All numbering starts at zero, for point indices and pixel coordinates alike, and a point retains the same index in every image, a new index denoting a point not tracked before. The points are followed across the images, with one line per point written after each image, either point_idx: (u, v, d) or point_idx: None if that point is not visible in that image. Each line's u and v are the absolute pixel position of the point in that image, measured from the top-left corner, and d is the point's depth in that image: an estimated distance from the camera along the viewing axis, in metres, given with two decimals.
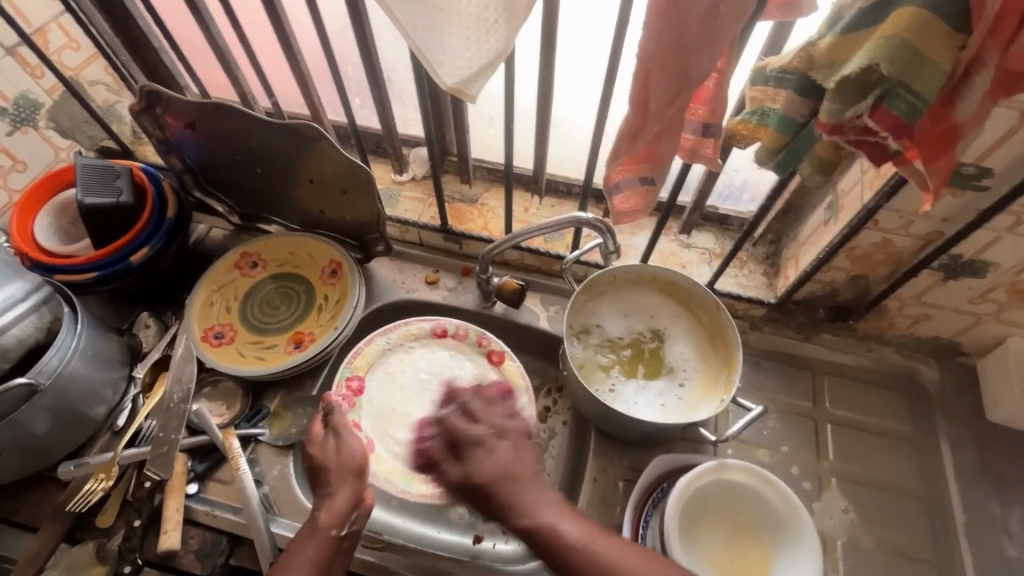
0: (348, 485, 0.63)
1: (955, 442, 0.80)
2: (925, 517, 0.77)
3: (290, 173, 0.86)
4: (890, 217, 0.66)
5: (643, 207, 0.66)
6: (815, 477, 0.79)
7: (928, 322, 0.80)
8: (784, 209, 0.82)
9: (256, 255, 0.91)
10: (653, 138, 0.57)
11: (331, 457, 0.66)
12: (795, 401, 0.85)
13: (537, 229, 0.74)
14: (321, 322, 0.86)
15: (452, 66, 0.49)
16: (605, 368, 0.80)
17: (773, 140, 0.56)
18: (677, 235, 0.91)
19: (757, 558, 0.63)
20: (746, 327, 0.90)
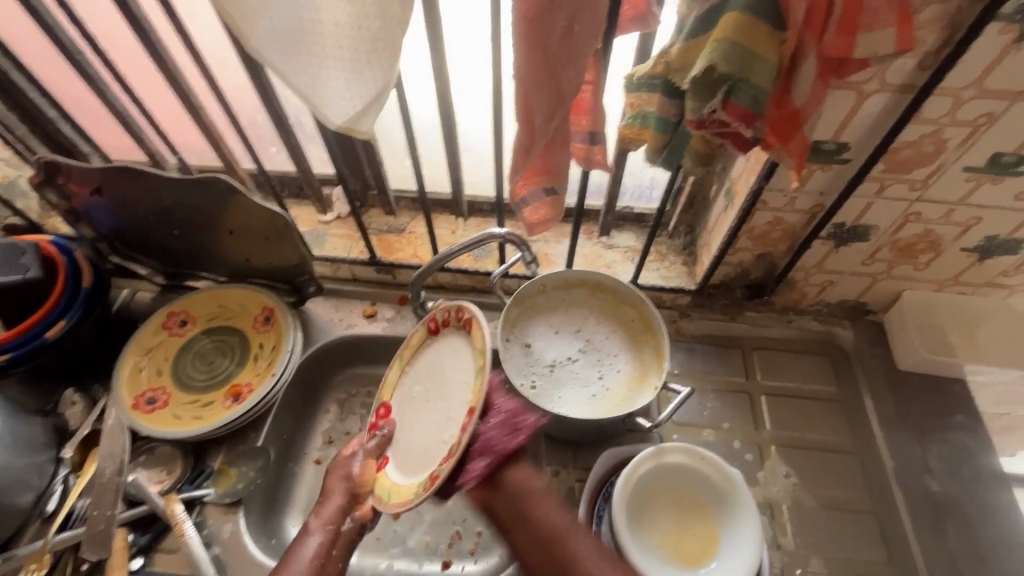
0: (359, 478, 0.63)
1: (874, 393, 0.86)
2: (860, 469, 0.82)
3: (208, 227, 0.86)
4: (776, 196, 0.71)
5: (552, 217, 0.70)
6: (756, 448, 0.83)
7: (833, 287, 0.87)
8: (688, 201, 0.88)
9: (184, 313, 0.89)
10: (545, 151, 0.61)
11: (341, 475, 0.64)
12: (728, 378, 0.90)
13: (457, 249, 0.75)
14: (259, 370, 0.85)
15: (338, 108, 0.51)
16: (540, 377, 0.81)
17: (656, 140, 0.60)
18: (599, 238, 0.96)
19: (706, 534, 0.66)
20: (675, 315, 0.94)
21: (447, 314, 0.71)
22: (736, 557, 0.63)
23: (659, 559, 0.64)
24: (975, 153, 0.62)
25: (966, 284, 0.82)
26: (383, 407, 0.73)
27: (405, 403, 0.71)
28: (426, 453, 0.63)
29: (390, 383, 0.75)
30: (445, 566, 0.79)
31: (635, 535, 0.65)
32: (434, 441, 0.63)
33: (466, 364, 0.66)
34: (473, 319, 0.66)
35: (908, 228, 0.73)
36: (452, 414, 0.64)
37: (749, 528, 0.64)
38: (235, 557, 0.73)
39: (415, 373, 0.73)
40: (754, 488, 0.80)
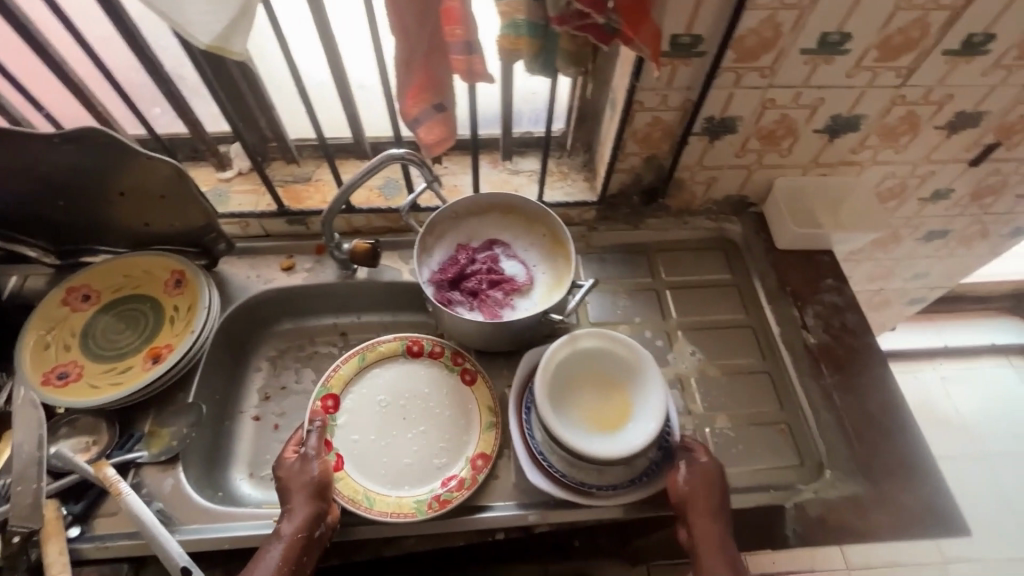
0: (317, 483, 0.70)
1: (761, 273, 0.97)
2: (754, 338, 0.93)
3: (96, 192, 0.82)
4: (650, 96, 0.78)
5: (447, 134, 0.72)
6: (665, 334, 0.92)
7: (717, 183, 0.96)
8: (580, 117, 0.94)
9: (86, 286, 0.85)
10: (426, 63, 0.63)
11: (296, 475, 0.71)
12: (636, 279, 0.98)
13: (355, 179, 0.77)
14: (177, 331, 0.83)
15: (205, 24, 0.51)
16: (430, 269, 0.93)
17: (531, 46, 0.64)
18: (505, 165, 1.00)
19: (623, 404, 0.73)
20: (584, 230, 1.01)
21: (438, 351, 0.88)
22: (646, 418, 0.70)
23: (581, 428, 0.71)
24: (808, 33, 0.71)
25: (825, 165, 0.93)
26: (330, 398, 0.82)
27: (376, 415, 0.83)
28: (408, 468, 0.79)
29: (342, 377, 0.83)
30: None
31: (559, 414, 0.71)
32: (419, 457, 0.80)
33: (457, 414, 0.84)
34: (478, 379, 0.85)
35: (767, 115, 0.82)
36: (439, 446, 0.81)
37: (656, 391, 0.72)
38: (180, 508, 0.73)
39: (372, 381, 0.85)
40: (666, 368, 0.89)
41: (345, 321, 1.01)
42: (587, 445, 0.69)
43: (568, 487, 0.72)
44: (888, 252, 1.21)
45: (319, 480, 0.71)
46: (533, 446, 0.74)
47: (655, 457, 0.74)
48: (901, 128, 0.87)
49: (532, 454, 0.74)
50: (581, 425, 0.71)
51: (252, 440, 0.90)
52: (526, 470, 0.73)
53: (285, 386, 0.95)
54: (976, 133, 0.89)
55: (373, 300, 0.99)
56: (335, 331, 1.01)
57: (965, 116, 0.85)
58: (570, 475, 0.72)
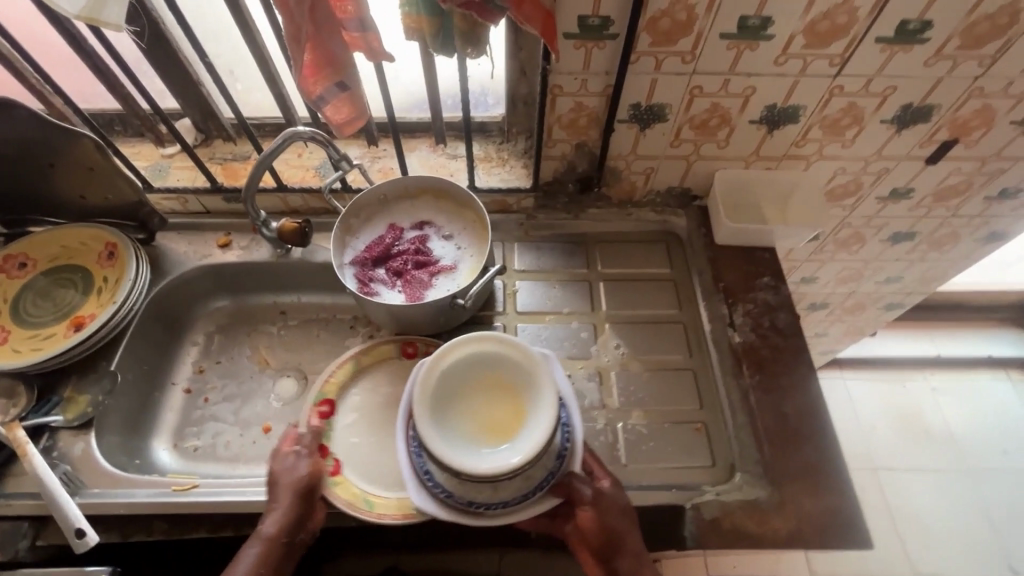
0: (306, 483, 0.72)
1: (699, 269, 0.94)
2: (684, 335, 0.90)
3: (30, 163, 0.84)
4: (568, 80, 0.76)
5: (356, 114, 0.73)
6: (591, 326, 0.91)
7: (657, 174, 0.93)
8: (517, 102, 0.92)
9: (23, 255, 0.88)
10: (318, 40, 0.63)
11: (284, 474, 0.72)
12: (570, 269, 0.97)
13: (264, 156, 0.77)
14: (103, 303, 0.85)
15: None
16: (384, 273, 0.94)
17: (432, 25, 0.63)
18: (445, 150, 0.99)
19: (510, 412, 0.72)
20: (522, 218, 1.00)
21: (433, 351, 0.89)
22: (535, 426, 0.69)
23: (465, 439, 0.70)
24: (725, 16, 0.67)
25: (768, 158, 0.89)
26: (325, 403, 0.83)
27: (376, 419, 0.84)
28: None
29: (336, 382, 0.85)
30: None
31: (443, 427, 0.70)
32: None
33: None
34: None
35: (697, 103, 0.79)
36: None
37: (544, 396, 0.71)
38: (87, 471, 0.75)
39: (362, 385, 0.87)
40: (588, 360, 0.87)
41: (284, 299, 1.03)
42: (467, 457, 0.67)
43: (456, 505, 0.70)
44: (852, 253, 1.16)
45: (307, 482, 0.72)
46: (420, 465, 0.72)
47: (552, 469, 0.71)
48: (844, 120, 0.82)
49: (418, 473, 0.72)
50: (466, 436, 0.70)
51: (180, 412, 0.92)
52: (410, 489, 0.71)
53: (219, 361, 0.98)
54: (928, 128, 0.84)
55: (309, 280, 1.01)
56: (274, 310, 1.03)
57: (913, 109, 0.81)
58: (456, 493, 0.70)
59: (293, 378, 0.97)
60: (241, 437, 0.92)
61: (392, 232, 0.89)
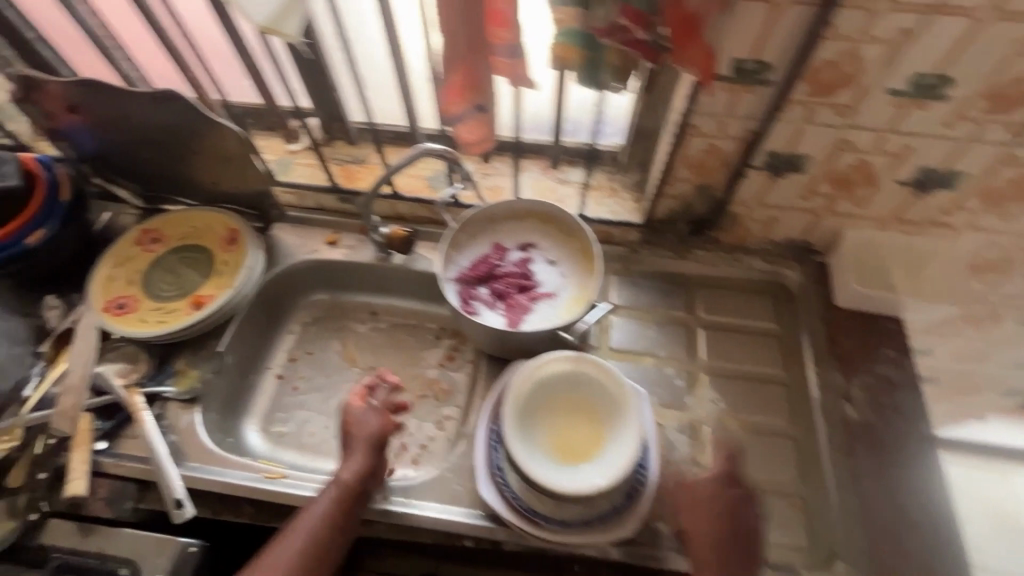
0: (368, 450, 0.72)
1: (811, 330, 0.88)
2: (787, 399, 0.84)
3: (177, 148, 0.91)
4: (707, 121, 0.73)
5: (486, 136, 0.73)
6: (687, 375, 0.86)
7: (777, 224, 0.88)
8: (639, 135, 0.89)
9: (157, 232, 0.95)
10: (467, 63, 0.63)
11: (356, 427, 0.74)
12: (670, 311, 0.93)
13: (392, 169, 0.78)
14: (222, 284, 0.91)
15: (258, 7, 0.56)
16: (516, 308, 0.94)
17: (579, 58, 0.60)
18: (554, 173, 0.98)
19: (595, 436, 0.69)
20: (624, 251, 0.97)
21: None
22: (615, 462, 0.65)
23: (542, 449, 0.67)
24: (898, 72, 0.62)
25: (909, 222, 0.82)
26: None
27: None
28: None
29: None
30: (388, 473, 0.89)
31: (527, 433, 0.68)
32: None
33: None
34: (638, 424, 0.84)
35: (841, 157, 0.74)
36: None
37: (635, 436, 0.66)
38: (190, 445, 0.79)
39: None
40: (682, 411, 0.83)
41: (376, 301, 1.06)
42: (544, 471, 0.65)
43: (518, 511, 0.69)
44: None
45: (372, 445, 0.72)
46: (494, 459, 0.72)
47: (617, 504, 0.68)
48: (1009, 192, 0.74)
49: (490, 466, 0.72)
50: (543, 446, 0.67)
51: (272, 397, 0.96)
52: (478, 481, 0.70)
53: (311, 353, 1.01)
54: None
55: (403, 286, 1.03)
56: (366, 310, 1.06)
57: None
58: (521, 498, 0.69)
59: None
60: (323, 431, 0.94)
61: (494, 250, 0.89)
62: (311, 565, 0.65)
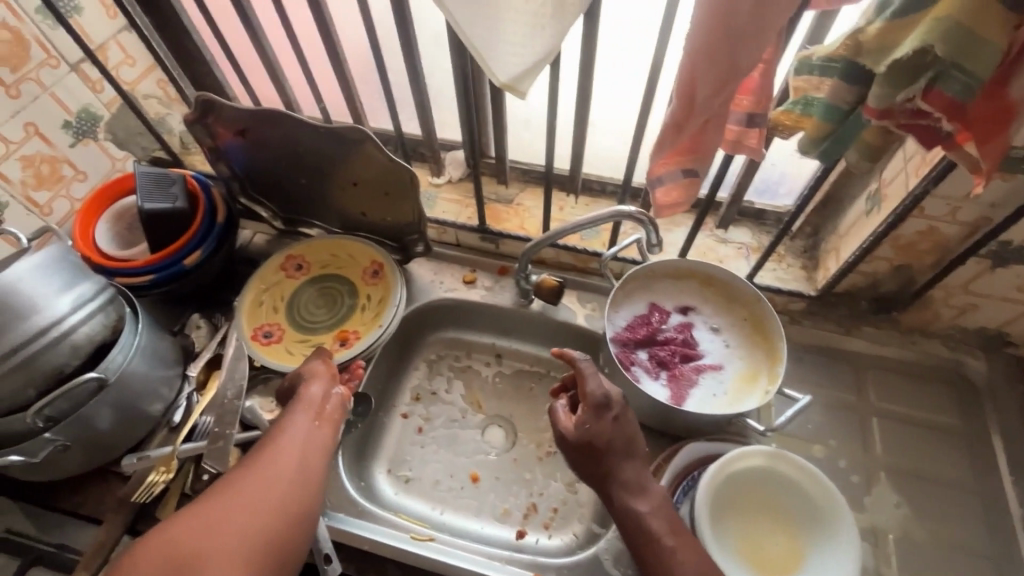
0: (321, 362, 0.74)
1: (1007, 435, 0.78)
2: (980, 512, 0.75)
3: (334, 177, 0.88)
4: (936, 204, 0.66)
5: (684, 200, 0.66)
6: (863, 470, 0.78)
7: (975, 313, 0.79)
8: (823, 202, 0.83)
9: (301, 258, 0.94)
10: (699, 129, 0.58)
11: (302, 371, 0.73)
12: (837, 394, 0.84)
13: (575, 225, 0.75)
14: (366, 323, 0.89)
15: (507, 64, 0.51)
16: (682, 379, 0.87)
17: (818, 128, 0.57)
18: (714, 231, 0.92)
19: (788, 544, 0.65)
20: (784, 321, 0.89)
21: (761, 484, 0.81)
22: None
23: (734, 553, 0.64)
24: None
25: None
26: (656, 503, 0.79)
27: None
28: None
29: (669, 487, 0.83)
30: (519, 536, 0.83)
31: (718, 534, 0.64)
32: None
33: None
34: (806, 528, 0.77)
35: None
36: None
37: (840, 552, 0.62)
38: (333, 492, 0.77)
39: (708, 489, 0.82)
40: (859, 513, 0.75)
41: (503, 343, 0.99)
42: None
43: None
44: None
45: (324, 385, 0.70)
46: None
47: None
48: None
49: None
50: (737, 551, 0.64)
51: (398, 438, 0.92)
52: None
53: (435, 393, 0.96)
54: None
55: (536, 331, 0.96)
56: (491, 350, 0.99)
57: None
58: None
59: (502, 429, 0.92)
60: (449, 481, 0.88)
61: (654, 309, 0.83)
62: (300, 480, 0.59)
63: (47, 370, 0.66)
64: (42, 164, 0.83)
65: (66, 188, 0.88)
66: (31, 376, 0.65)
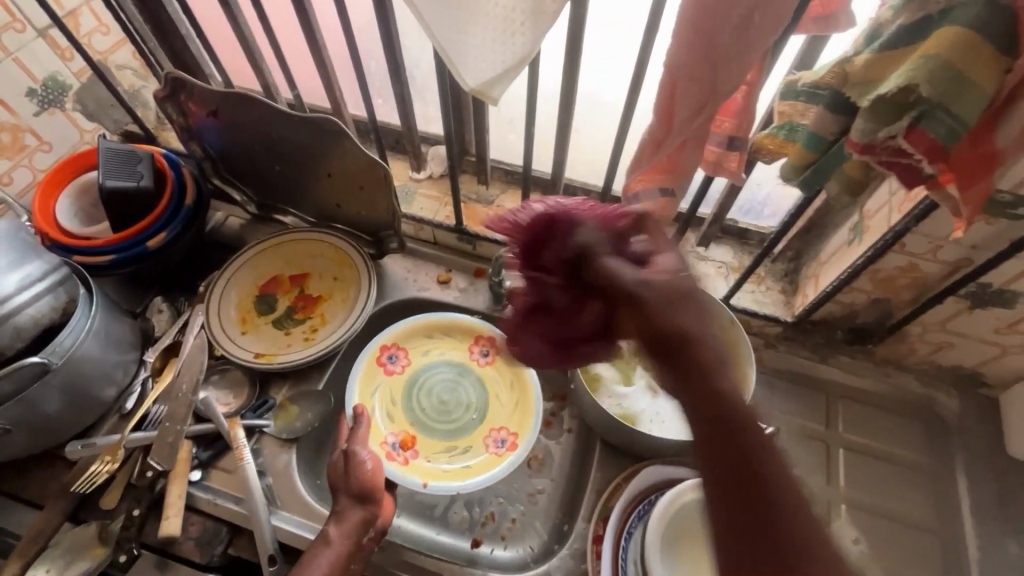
0: (358, 506, 0.65)
1: (972, 475, 0.77)
2: (939, 553, 0.74)
3: (309, 167, 0.85)
4: (918, 241, 0.65)
5: (662, 219, 0.63)
6: (824, 502, 0.77)
7: (951, 351, 0.78)
8: (806, 227, 0.81)
9: (291, 249, 0.93)
10: (676, 148, 0.55)
11: (341, 475, 0.67)
12: (807, 424, 0.83)
13: (551, 235, 0.73)
14: (421, 469, 0.80)
15: (475, 68, 0.47)
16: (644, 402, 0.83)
17: (801, 156, 0.54)
18: (695, 247, 0.90)
19: None
20: (759, 344, 0.88)
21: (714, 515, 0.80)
22: None
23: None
24: None
25: None
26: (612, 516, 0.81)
27: None
28: None
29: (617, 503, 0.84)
30: (474, 545, 0.80)
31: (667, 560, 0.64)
32: None
33: None
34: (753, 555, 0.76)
35: None
36: None
37: None
38: (285, 491, 0.75)
39: None
40: None
41: None
42: None
43: None
44: None
45: (351, 533, 0.63)
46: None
47: None
48: None
49: None
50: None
51: None
52: None
53: None
54: None
55: None
56: None
57: None
58: None
59: None
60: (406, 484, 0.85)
61: (537, 200, 0.65)
62: None
63: None
64: (3, 132, 0.80)
65: (28, 158, 0.85)
66: None
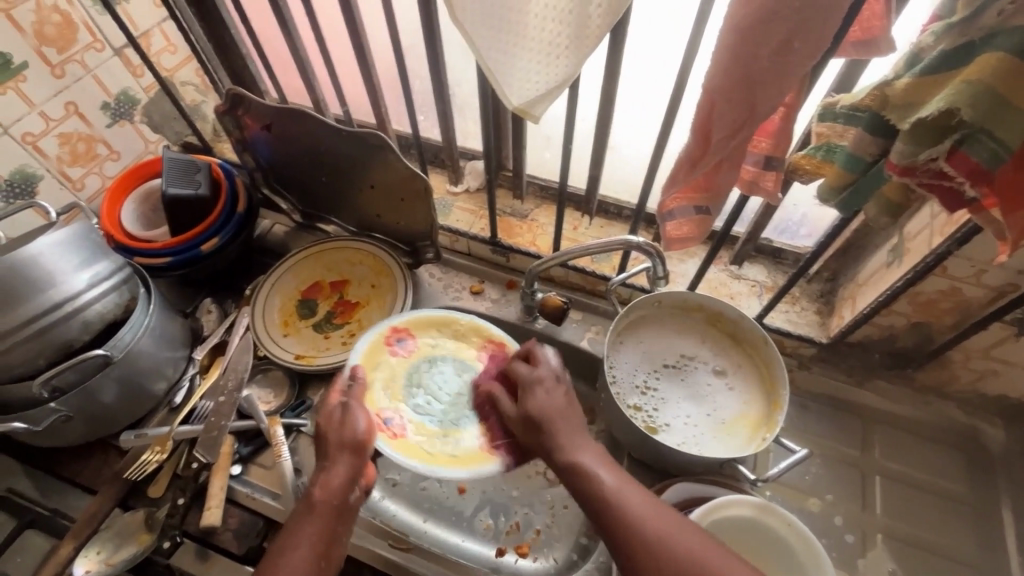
0: (347, 461, 0.61)
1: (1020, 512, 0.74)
2: None
3: (354, 179, 0.89)
4: (960, 264, 0.64)
5: (696, 236, 0.64)
6: (859, 530, 0.75)
7: (996, 379, 0.75)
8: (843, 248, 0.80)
9: (330, 257, 0.96)
10: (712, 168, 0.56)
11: (334, 428, 0.63)
12: (841, 448, 0.81)
13: (586, 248, 0.74)
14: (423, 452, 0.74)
15: (520, 89, 0.50)
16: (642, 399, 0.78)
17: (838, 177, 0.54)
18: (728, 266, 0.90)
19: None
20: (793, 365, 0.87)
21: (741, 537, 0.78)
22: None
23: None
24: None
25: None
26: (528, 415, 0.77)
27: None
28: None
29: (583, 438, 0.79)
30: (499, 554, 0.81)
31: None
32: None
33: None
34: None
35: None
36: None
37: None
38: None
39: None
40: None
41: None
42: None
43: None
44: None
45: (335, 494, 0.59)
46: None
47: None
48: None
49: None
50: None
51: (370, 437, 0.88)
52: None
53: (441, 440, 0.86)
54: None
55: None
56: None
57: None
58: None
59: None
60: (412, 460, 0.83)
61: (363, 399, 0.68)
62: None
63: (59, 343, 0.70)
64: (79, 142, 0.87)
65: (99, 166, 0.92)
66: (43, 348, 0.68)
